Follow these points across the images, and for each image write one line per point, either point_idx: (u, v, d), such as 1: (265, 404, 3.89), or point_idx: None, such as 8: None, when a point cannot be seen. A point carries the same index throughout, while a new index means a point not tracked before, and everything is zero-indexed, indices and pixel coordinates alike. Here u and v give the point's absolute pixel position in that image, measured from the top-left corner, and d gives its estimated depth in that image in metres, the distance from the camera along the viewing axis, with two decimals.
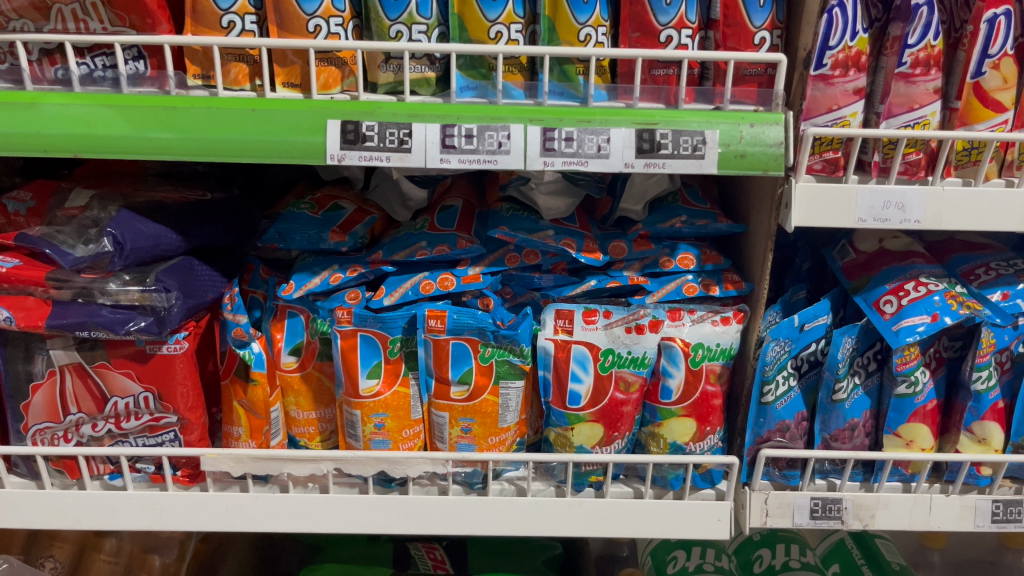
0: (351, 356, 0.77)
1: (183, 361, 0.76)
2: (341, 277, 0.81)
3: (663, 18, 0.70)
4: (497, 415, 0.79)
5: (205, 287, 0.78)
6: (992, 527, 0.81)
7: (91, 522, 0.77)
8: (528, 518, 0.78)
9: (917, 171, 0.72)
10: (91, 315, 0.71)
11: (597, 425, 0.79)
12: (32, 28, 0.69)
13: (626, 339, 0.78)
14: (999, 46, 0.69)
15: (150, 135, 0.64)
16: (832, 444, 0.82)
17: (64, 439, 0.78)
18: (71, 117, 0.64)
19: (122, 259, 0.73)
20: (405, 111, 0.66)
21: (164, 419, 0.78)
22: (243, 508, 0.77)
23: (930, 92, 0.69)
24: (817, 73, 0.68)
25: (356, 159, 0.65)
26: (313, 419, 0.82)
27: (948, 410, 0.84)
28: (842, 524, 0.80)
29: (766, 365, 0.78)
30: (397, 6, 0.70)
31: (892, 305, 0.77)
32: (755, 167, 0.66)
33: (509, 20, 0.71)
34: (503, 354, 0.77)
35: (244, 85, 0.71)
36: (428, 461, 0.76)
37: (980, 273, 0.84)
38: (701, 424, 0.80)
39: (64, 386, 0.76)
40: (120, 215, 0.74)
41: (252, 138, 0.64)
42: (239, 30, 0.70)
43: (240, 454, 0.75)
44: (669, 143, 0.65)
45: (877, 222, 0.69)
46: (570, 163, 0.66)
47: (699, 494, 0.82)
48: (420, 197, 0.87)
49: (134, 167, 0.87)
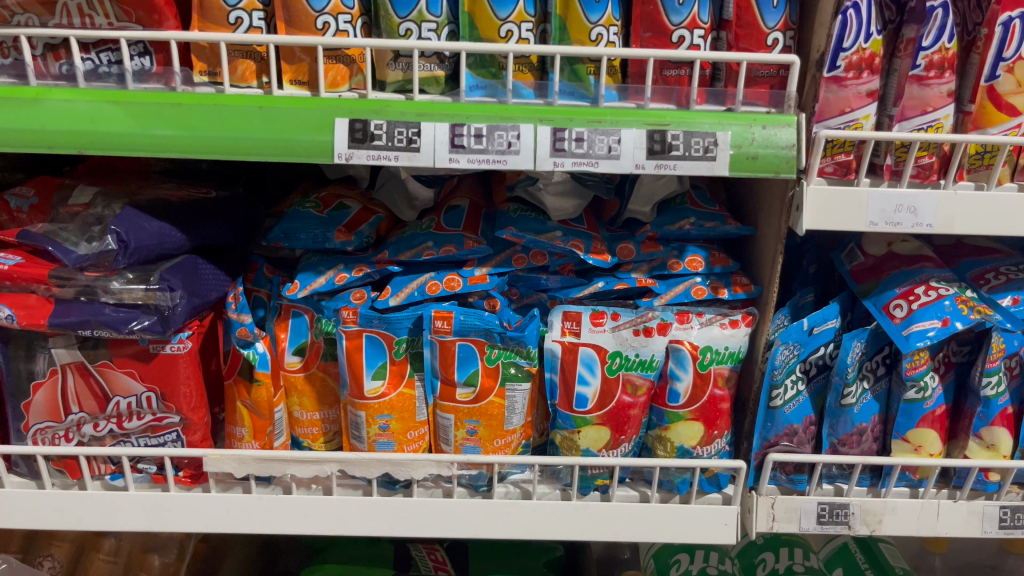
0: (356, 357, 0.76)
1: (186, 361, 0.75)
2: (346, 277, 0.80)
3: (675, 18, 0.70)
4: (502, 417, 0.78)
5: (210, 286, 0.77)
6: (1000, 533, 0.80)
7: (91, 523, 0.76)
8: (533, 521, 0.78)
9: (929, 175, 0.72)
10: (95, 314, 0.70)
11: (604, 428, 0.78)
12: (36, 23, 0.68)
13: (633, 342, 0.77)
14: (1014, 49, 0.68)
15: (154, 132, 0.63)
16: (839, 449, 0.81)
17: (65, 438, 0.77)
18: (77, 113, 0.63)
19: (126, 257, 0.72)
20: (414, 109, 0.65)
21: (167, 419, 0.77)
22: (246, 509, 0.76)
23: (943, 95, 0.69)
24: (830, 75, 0.67)
25: (364, 158, 0.64)
26: (316, 420, 0.81)
27: (956, 414, 0.83)
28: (849, 529, 0.80)
29: (775, 369, 0.77)
30: (407, 4, 0.69)
31: (902, 309, 0.77)
32: (767, 169, 0.65)
33: (519, 18, 0.71)
34: (509, 356, 0.77)
35: (251, 82, 0.71)
36: (433, 464, 0.76)
37: (990, 277, 0.83)
38: (708, 428, 0.79)
39: (65, 385, 0.75)
40: (125, 213, 0.73)
41: (259, 136, 0.63)
42: (247, 26, 0.70)
43: (244, 455, 0.74)
44: (680, 144, 0.65)
45: (889, 226, 0.69)
46: (580, 164, 0.65)
47: (705, 498, 0.81)
48: (426, 197, 0.87)
49: (137, 164, 0.86)
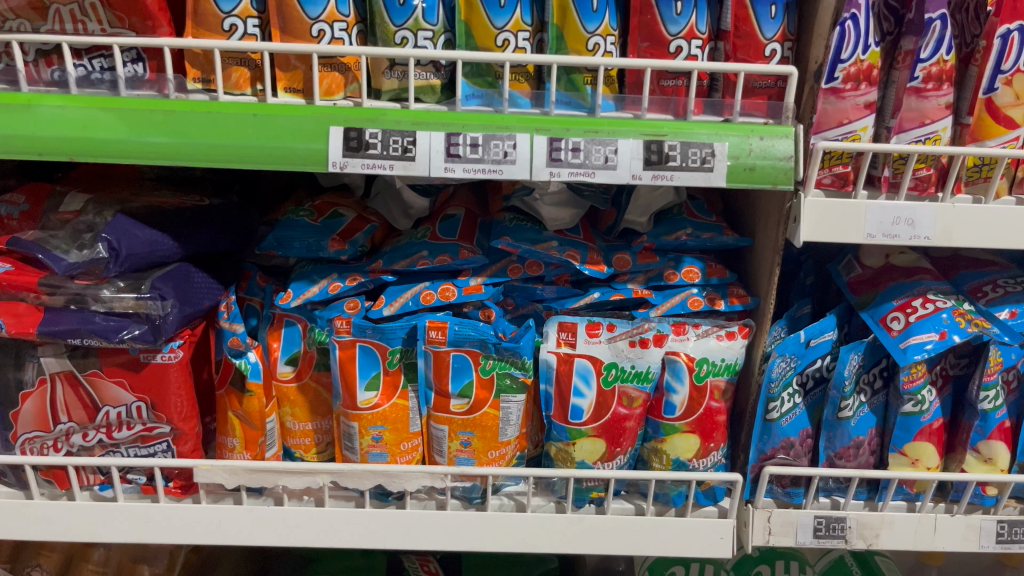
0: (350, 367, 0.75)
1: (177, 370, 0.75)
2: (340, 286, 0.79)
3: (672, 28, 0.70)
4: (497, 429, 0.77)
5: (202, 294, 0.76)
6: (997, 547, 0.79)
7: (79, 534, 0.75)
8: (527, 534, 0.77)
9: (927, 187, 0.72)
10: (85, 322, 0.69)
11: (599, 440, 0.77)
12: (29, 28, 0.68)
13: (629, 354, 0.77)
14: (1012, 62, 0.68)
15: (147, 139, 0.62)
16: (836, 462, 0.80)
17: (54, 448, 0.77)
18: (67, 119, 0.62)
19: (117, 265, 0.71)
20: (409, 118, 0.65)
21: (157, 429, 0.76)
22: (236, 521, 0.75)
23: (941, 107, 0.69)
24: (828, 86, 0.67)
25: (359, 167, 0.64)
26: (309, 431, 0.81)
27: (954, 428, 0.83)
28: (845, 543, 0.79)
29: (772, 381, 0.76)
30: (403, 12, 0.69)
31: (900, 322, 0.76)
32: (765, 180, 0.65)
33: (516, 27, 0.70)
34: (504, 367, 0.76)
35: (245, 89, 0.70)
36: (426, 475, 0.75)
37: (988, 290, 0.83)
38: (705, 441, 0.78)
39: (54, 394, 0.74)
40: (115, 221, 0.72)
41: (251, 143, 0.63)
42: (242, 33, 0.69)
43: (234, 466, 0.73)
44: (678, 155, 0.64)
45: (887, 238, 0.68)
46: (576, 174, 0.65)
47: (701, 512, 0.81)
48: (421, 206, 0.86)
49: (131, 171, 0.85)
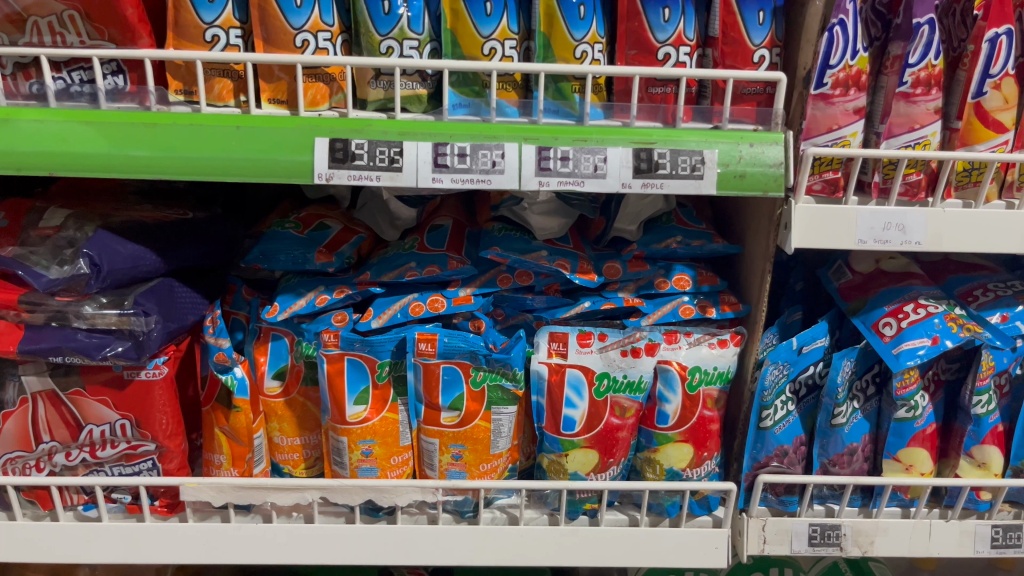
0: (338, 381, 0.74)
1: (162, 387, 0.73)
2: (327, 299, 0.78)
3: (660, 35, 0.69)
4: (488, 441, 0.76)
5: (186, 309, 0.75)
6: (992, 552, 0.79)
7: (62, 555, 0.74)
8: (520, 547, 0.76)
9: (917, 192, 0.71)
10: (66, 340, 0.68)
11: (592, 451, 0.76)
12: (6, 41, 0.67)
13: (621, 363, 0.76)
14: (1000, 66, 0.68)
15: (128, 152, 0.61)
16: (830, 469, 0.80)
17: (36, 468, 0.75)
18: (46, 133, 0.61)
19: (99, 281, 0.69)
20: (395, 128, 0.64)
21: (142, 447, 0.75)
22: (224, 538, 0.74)
23: (930, 111, 0.68)
24: (817, 92, 0.66)
25: (345, 178, 0.63)
26: (297, 446, 0.80)
27: (947, 433, 0.83)
28: (841, 551, 0.78)
29: (765, 390, 0.76)
30: (387, 22, 0.68)
31: (892, 327, 0.76)
32: (755, 187, 0.64)
33: (503, 36, 0.70)
34: (495, 378, 0.75)
35: (228, 101, 0.69)
36: (417, 489, 0.73)
37: (978, 294, 0.83)
38: (698, 450, 0.78)
39: (36, 414, 0.73)
40: (97, 236, 0.71)
41: (235, 155, 0.62)
42: (224, 44, 0.68)
43: (222, 483, 0.72)
44: (667, 163, 0.64)
45: (878, 244, 0.68)
46: (565, 183, 0.64)
47: (695, 522, 0.80)
48: (409, 216, 0.85)
49: (113, 184, 0.84)
